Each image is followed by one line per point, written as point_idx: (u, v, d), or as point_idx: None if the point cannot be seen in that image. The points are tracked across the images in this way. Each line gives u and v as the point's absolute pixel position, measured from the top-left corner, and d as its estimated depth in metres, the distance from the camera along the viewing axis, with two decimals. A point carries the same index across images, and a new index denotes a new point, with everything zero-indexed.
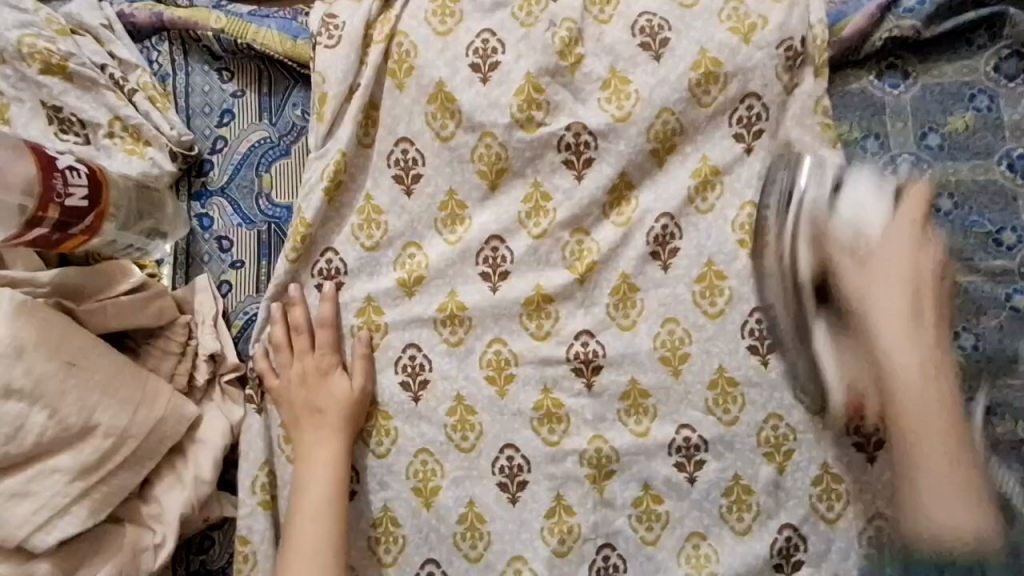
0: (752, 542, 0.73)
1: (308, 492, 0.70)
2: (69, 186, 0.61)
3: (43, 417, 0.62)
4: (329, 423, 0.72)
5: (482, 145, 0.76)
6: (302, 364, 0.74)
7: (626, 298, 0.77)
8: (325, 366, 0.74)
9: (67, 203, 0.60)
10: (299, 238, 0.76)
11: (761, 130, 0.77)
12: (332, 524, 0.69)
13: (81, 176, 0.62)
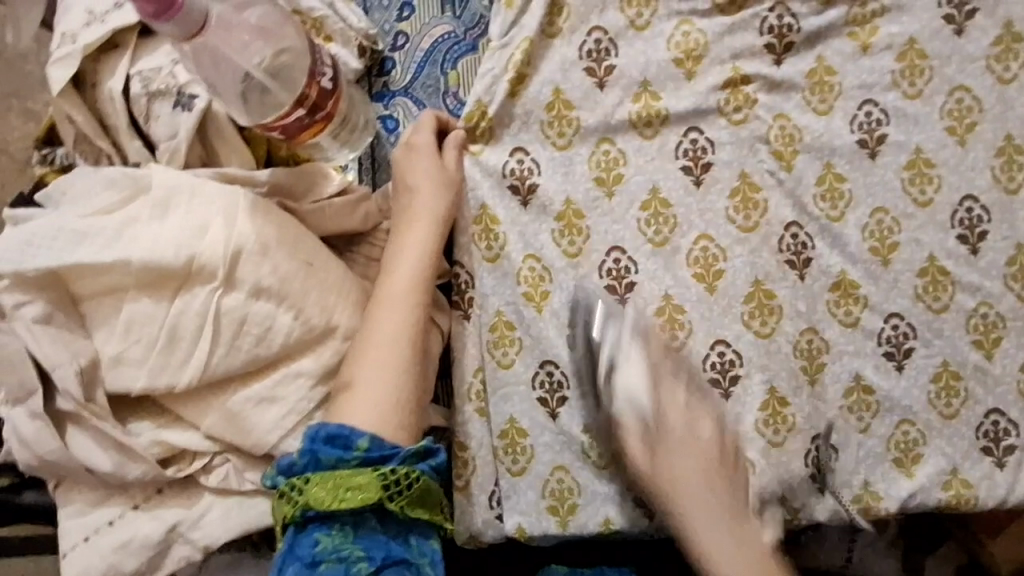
0: (958, 425, 0.75)
1: (392, 262, 0.66)
2: (322, 66, 0.59)
3: (289, 318, 0.59)
4: (411, 220, 0.68)
5: (679, 33, 0.75)
6: (421, 169, 0.70)
7: (834, 189, 0.75)
8: (411, 164, 0.70)
9: (322, 83, 0.59)
10: (484, 136, 0.75)
11: (974, 9, 0.73)
12: (415, 340, 0.63)
13: (328, 57, 0.60)
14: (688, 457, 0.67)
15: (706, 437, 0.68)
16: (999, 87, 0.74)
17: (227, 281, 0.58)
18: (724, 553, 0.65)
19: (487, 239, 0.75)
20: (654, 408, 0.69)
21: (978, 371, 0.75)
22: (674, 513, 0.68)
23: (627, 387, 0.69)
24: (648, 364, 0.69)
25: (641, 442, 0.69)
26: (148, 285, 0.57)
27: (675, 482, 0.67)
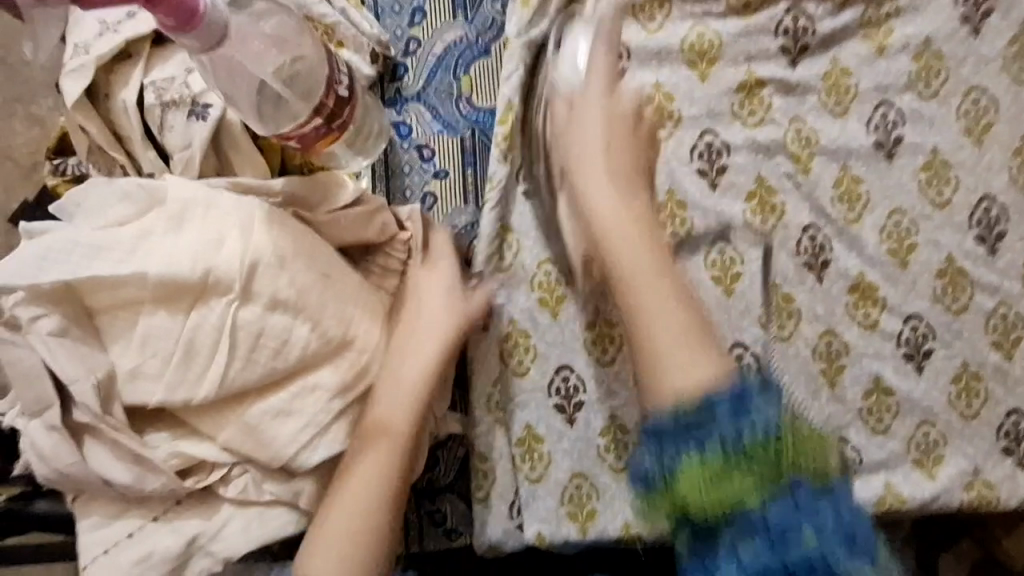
0: (979, 426, 0.75)
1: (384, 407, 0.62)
2: (338, 75, 0.59)
3: (306, 330, 0.59)
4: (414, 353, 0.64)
5: (694, 35, 0.74)
6: (437, 289, 0.67)
7: (850, 190, 0.74)
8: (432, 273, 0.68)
9: (338, 93, 0.59)
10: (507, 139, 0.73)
11: (988, 9, 0.73)
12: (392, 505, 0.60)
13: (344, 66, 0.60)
14: (600, 123, 0.68)
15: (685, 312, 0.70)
16: (1015, 87, 0.74)
17: (244, 294, 0.57)
18: (639, 250, 0.68)
19: (504, 245, 0.74)
20: (581, 96, 0.69)
21: (998, 371, 0.75)
22: (584, 191, 0.69)
23: (584, 183, 0.69)
24: (584, 85, 0.69)
25: (562, 109, 0.70)
26: (165, 296, 0.57)
27: (616, 239, 0.68)
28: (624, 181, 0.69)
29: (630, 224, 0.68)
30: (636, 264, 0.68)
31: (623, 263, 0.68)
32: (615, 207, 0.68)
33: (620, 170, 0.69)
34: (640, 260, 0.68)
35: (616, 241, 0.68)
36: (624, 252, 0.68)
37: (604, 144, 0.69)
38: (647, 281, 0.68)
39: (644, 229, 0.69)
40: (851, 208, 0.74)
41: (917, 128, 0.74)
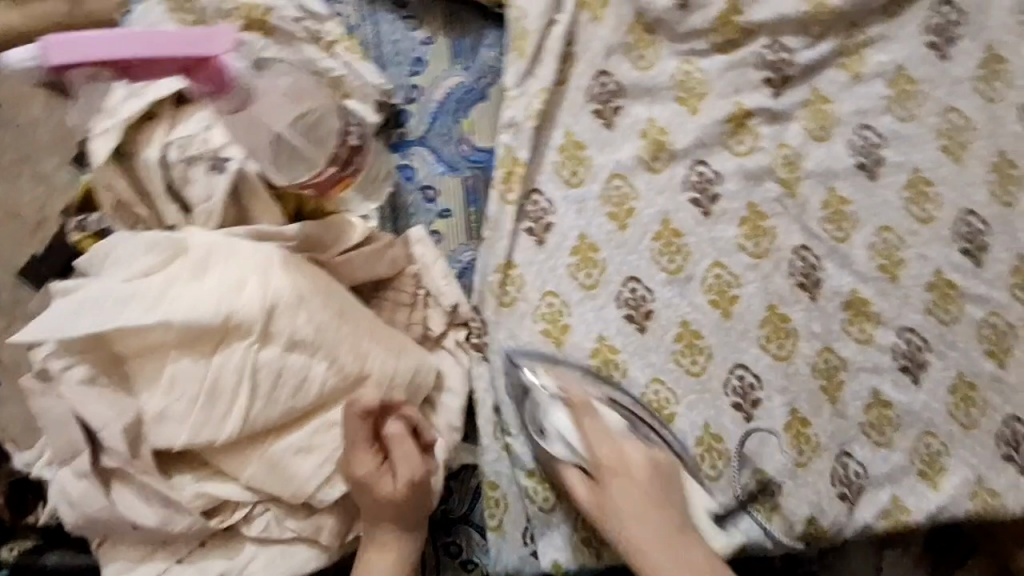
0: (979, 435, 0.76)
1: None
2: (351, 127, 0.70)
3: (315, 378, 0.60)
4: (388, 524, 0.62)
5: (681, 72, 0.78)
6: (360, 486, 0.61)
7: (839, 212, 0.78)
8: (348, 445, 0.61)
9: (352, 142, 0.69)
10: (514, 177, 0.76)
11: (956, 36, 0.78)
12: None
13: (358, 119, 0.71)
14: (624, 479, 0.71)
15: (634, 461, 0.71)
16: (987, 107, 0.78)
17: (262, 336, 0.58)
18: (648, 528, 0.69)
19: (507, 279, 0.77)
20: (615, 472, 0.71)
21: (994, 380, 0.77)
22: (624, 522, 0.70)
23: (576, 468, 0.73)
24: (591, 454, 0.72)
25: (581, 481, 0.72)
26: (188, 339, 0.57)
27: (627, 512, 0.70)
28: (652, 514, 0.70)
29: (625, 488, 0.70)
30: (619, 498, 0.70)
31: (639, 554, 0.69)
32: (654, 543, 0.69)
33: (650, 507, 0.70)
34: (648, 532, 0.69)
35: (632, 531, 0.69)
36: (644, 538, 0.69)
37: (603, 435, 0.72)
38: (672, 541, 0.69)
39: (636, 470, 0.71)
40: (840, 229, 0.78)
41: (898, 151, 0.78)
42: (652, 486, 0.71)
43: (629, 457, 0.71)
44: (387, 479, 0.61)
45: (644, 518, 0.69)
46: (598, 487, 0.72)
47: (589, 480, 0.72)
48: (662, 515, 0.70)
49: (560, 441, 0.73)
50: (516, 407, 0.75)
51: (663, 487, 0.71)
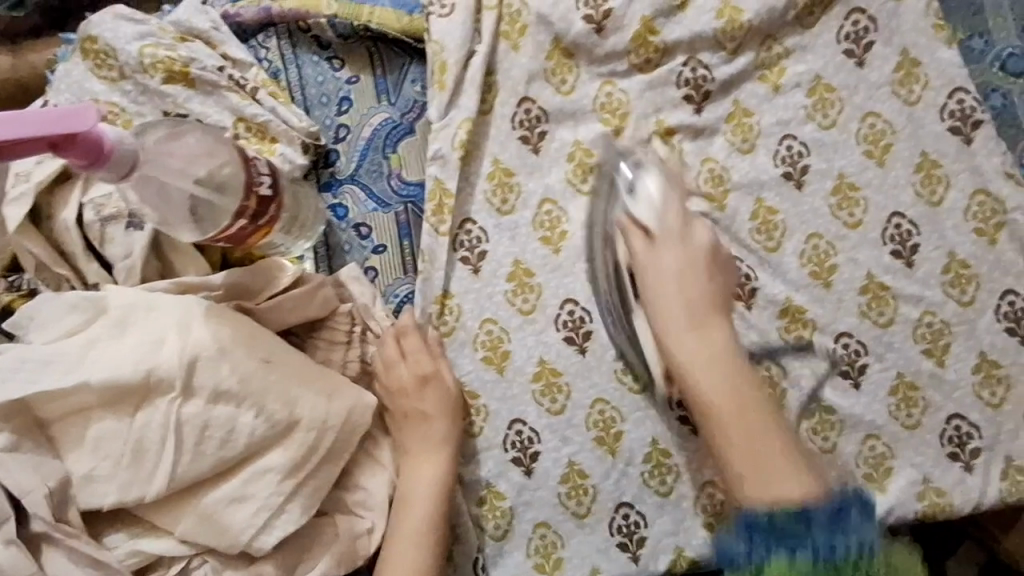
0: (923, 434, 0.77)
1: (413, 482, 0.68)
2: (259, 176, 0.63)
3: (244, 427, 0.61)
4: (432, 434, 0.70)
5: (603, 94, 0.79)
6: (420, 383, 0.71)
7: (767, 221, 0.79)
8: (410, 353, 0.72)
9: (261, 192, 0.63)
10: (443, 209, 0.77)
11: (871, 41, 0.79)
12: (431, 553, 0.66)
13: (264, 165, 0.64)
14: (691, 299, 0.70)
15: (702, 287, 0.71)
16: (907, 108, 0.79)
17: (185, 391, 0.59)
18: (687, 336, 0.70)
19: (444, 310, 0.77)
20: (665, 274, 0.70)
21: (934, 379, 0.78)
22: (671, 329, 0.70)
23: (655, 261, 0.71)
24: (659, 223, 0.72)
25: (663, 318, 0.71)
26: (112, 399, 0.58)
27: (688, 334, 0.70)
28: (723, 365, 0.70)
29: (697, 335, 0.70)
30: (710, 334, 0.70)
31: (684, 352, 0.70)
32: (717, 369, 0.69)
33: (714, 354, 0.70)
34: (704, 344, 0.70)
35: (689, 359, 0.70)
36: (704, 375, 0.70)
37: (701, 251, 0.71)
38: (732, 414, 0.69)
39: (701, 298, 0.71)
40: (769, 239, 0.79)
41: (822, 158, 0.79)
42: (717, 299, 0.71)
43: (714, 290, 0.72)
44: (441, 376, 0.72)
45: (732, 392, 0.69)
46: (683, 323, 0.71)
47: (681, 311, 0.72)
48: (745, 385, 0.70)
49: (665, 248, 0.71)
50: (610, 294, 0.77)
51: (718, 319, 0.70)
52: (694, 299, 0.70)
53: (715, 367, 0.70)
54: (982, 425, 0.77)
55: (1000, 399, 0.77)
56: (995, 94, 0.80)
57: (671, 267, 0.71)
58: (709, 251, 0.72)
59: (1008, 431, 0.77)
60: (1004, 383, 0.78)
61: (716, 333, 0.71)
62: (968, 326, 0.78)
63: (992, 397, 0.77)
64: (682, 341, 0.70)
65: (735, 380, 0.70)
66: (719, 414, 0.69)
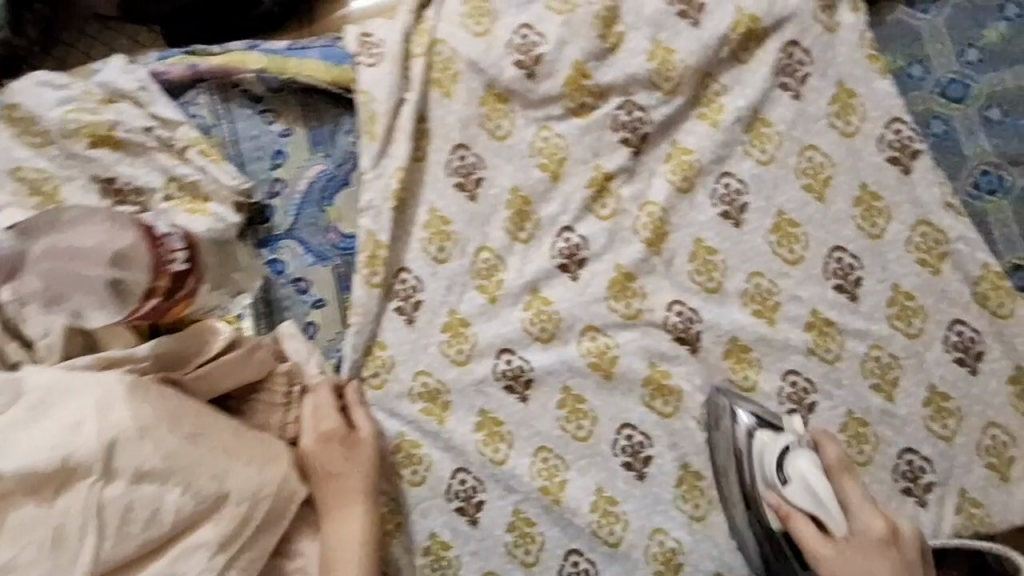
0: (873, 470, 0.76)
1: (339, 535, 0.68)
2: (172, 252, 0.61)
3: (172, 505, 0.60)
4: (349, 486, 0.71)
5: (540, 139, 0.78)
6: (324, 440, 0.72)
7: (707, 262, 0.79)
8: (315, 408, 0.73)
9: (173, 269, 0.60)
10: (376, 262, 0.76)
11: (807, 74, 0.78)
12: None
13: (179, 240, 0.61)
14: (871, 548, 0.65)
15: (870, 529, 0.66)
16: (846, 141, 0.78)
17: (107, 473, 0.58)
18: None
19: (373, 363, 0.78)
20: (844, 536, 0.67)
21: (883, 415, 0.77)
22: (856, 565, 0.65)
23: (807, 513, 0.68)
24: (835, 512, 0.67)
25: (814, 537, 0.67)
26: (28, 486, 0.56)
27: (862, 568, 0.65)
28: None
29: (868, 565, 0.65)
30: (853, 556, 0.66)
31: None
32: None
33: None
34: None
35: None
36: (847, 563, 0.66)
37: (861, 501, 0.68)
38: None
39: (871, 535, 0.66)
40: (712, 278, 0.79)
41: (762, 194, 0.79)
42: (912, 563, 0.66)
43: (898, 530, 0.67)
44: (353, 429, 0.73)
45: None
46: (844, 545, 0.66)
47: (829, 537, 0.67)
48: None
49: (801, 485, 0.68)
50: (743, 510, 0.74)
51: (894, 555, 0.65)
52: (872, 548, 0.65)
53: None
54: (934, 458, 0.76)
55: (952, 432, 0.77)
56: (935, 122, 0.79)
57: (836, 516, 0.67)
58: (844, 477, 0.69)
59: (960, 464, 0.76)
60: (955, 416, 0.77)
61: None
62: (917, 359, 0.78)
63: (943, 430, 0.77)
64: (828, 556, 0.66)
65: None
66: None
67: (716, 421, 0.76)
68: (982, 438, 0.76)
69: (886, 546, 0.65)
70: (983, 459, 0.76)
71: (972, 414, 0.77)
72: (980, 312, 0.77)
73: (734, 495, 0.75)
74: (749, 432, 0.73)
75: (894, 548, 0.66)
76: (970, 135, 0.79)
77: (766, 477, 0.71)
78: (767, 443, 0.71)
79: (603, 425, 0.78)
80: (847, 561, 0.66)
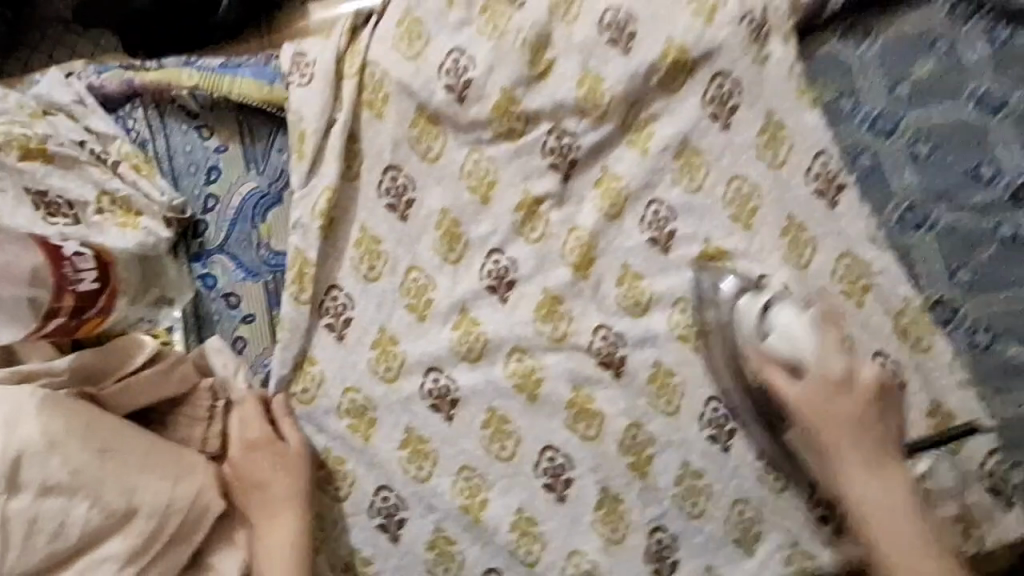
0: (791, 498, 0.77)
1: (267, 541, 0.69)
2: (80, 272, 0.68)
3: (79, 519, 0.61)
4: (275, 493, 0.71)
5: (470, 162, 0.79)
6: (249, 449, 0.73)
7: (634, 287, 0.80)
8: (241, 420, 0.74)
9: (80, 288, 0.68)
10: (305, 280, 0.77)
11: (736, 105, 0.79)
12: None
13: (88, 261, 0.69)
14: (833, 419, 0.71)
15: (861, 383, 0.71)
16: (773, 171, 0.79)
17: (11, 486, 0.59)
18: (866, 481, 0.70)
19: (304, 376, 0.78)
20: (815, 369, 0.72)
21: (804, 443, 0.77)
22: (840, 451, 0.71)
23: (788, 359, 0.73)
24: (814, 357, 0.72)
25: (783, 381, 0.73)
26: None
27: (836, 443, 0.71)
28: (875, 466, 0.71)
29: (832, 407, 0.71)
30: (835, 418, 0.71)
31: (853, 482, 0.71)
32: (876, 500, 0.70)
33: (878, 447, 0.71)
34: (871, 479, 0.70)
35: (852, 476, 0.71)
36: (845, 436, 0.71)
37: (839, 362, 0.72)
38: (883, 512, 0.69)
39: (835, 373, 0.72)
40: (638, 303, 0.80)
41: (689, 221, 0.80)
42: (883, 423, 0.71)
43: (857, 376, 0.72)
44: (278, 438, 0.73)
45: (880, 475, 0.70)
46: (814, 409, 0.72)
47: (801, 381, 0.73)
48: (879, 446, 0.71)
49: (781, 336, 0.73)
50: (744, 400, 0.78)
51: (857, 397, 0.71)
52: (850, 412, 0.71)
53: (875, 471, 0.71)
54: None
55: None
56: (863, 155, 0.80)
57: (811, 357, 0.72)
58: (835, 339, 0.73)
59: None
60: None
61: (882, 459, 0.71)
62: None
63: None
64: (843, 454, 0.71)
65: (873, 459, 0.71)
66: (863, 493, 0.70)
67: (732, 324, 0.77)
68: (901, 468, 0.76)
69: (839, 384, 0.71)
70: (902, 490, 0.76)
71: (892, 443, 0.77)
72: (903, 345, 0.78)
73: (732, 389, 0.79)
74: (746, 317, 0.75)
75: (849, 390, 0.71)
76: (903, 183, 0.80)
77: (734, 395, 0.78)
78: (748, 308, 0.76)
79: (526, 446, 0.79)
80: (813, 407, 0.72)
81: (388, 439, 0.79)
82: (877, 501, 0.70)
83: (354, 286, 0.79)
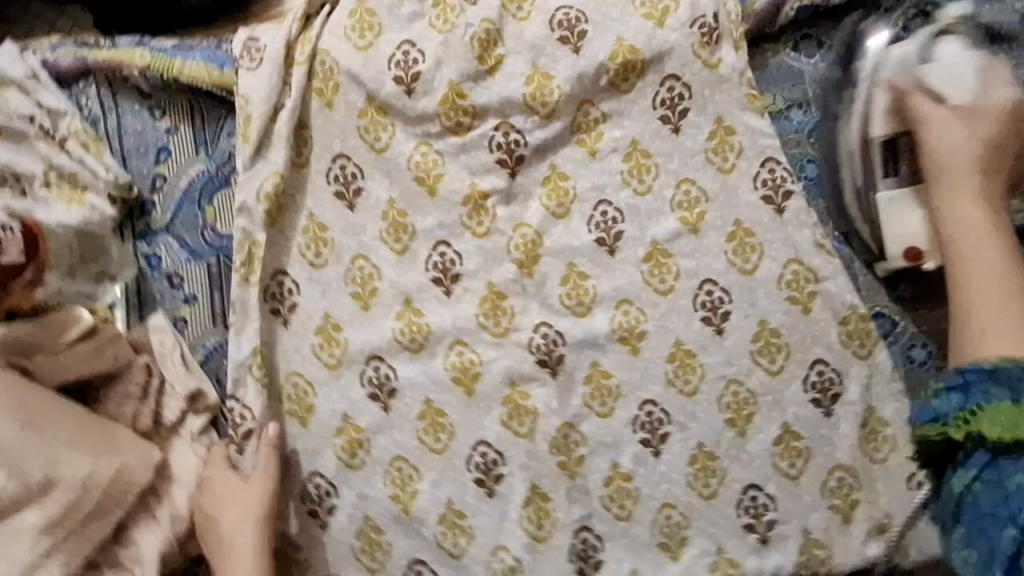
0: (718, 505, 0.78)
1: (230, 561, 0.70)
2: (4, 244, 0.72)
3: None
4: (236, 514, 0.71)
5: (418, 154, 0.79)
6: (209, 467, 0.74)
7: (578, 286, 0.79)
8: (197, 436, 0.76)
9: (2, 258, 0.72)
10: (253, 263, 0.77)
11: (686, 109, 0.79)
12: None
13: (13, 232, 0.72)
14: (953, 118, 0.73)
15: (997, 98, 0.73)
16: (721, 177, 0.79)
17: None
18: (975, 207, 0.72)
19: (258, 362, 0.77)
20: (954, 104, 0.73)
21: (733, 449, 0.79)
22: (931, 131, 0.74)
23: (937, 75, 0.74)
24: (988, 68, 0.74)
25: (929, 104, 0.74)
26: None
27: (968, 137, 0.72)
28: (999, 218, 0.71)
29: (958, 125, 0.73)
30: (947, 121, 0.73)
31: (957, 201, 0.72)
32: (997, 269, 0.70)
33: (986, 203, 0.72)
34: (963, 172, 0.73)
35: (955, 199, 0.72)
36: (959, 136, 0.73)
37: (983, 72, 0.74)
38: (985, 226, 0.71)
39: (994, 107, 0.73)
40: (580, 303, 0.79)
41: (635, 223, 0.80)
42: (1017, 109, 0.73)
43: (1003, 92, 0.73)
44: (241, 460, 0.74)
45: (981, 219, 0.71)
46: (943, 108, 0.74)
47: (941, 104, 0.74)
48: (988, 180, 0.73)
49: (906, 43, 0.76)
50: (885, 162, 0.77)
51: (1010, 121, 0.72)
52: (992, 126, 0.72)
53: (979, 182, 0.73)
54: (778, 497, 0.78)
55: (800, 470, 0.79)
56: (808, 164, 0.81)
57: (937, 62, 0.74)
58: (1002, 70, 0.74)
59: (804, 505, 0.78)
60: (803, 456, 0.79)
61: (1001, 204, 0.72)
62: (775, 397, 0.79)
63: (790, 468, 0.79)
64: (962, 208, 0.72)
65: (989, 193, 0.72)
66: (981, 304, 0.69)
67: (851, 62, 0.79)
68: (828, 480, 0.79)
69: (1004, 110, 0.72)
70: (827, 503, 0.79)
71: (820, 454, 0.79)
72: (842, 352, 0.79)
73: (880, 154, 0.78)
74: (869, 28, 0.79)
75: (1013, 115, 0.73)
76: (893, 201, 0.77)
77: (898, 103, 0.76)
78: (883, 59, 0.77)
79: (461, 441, 0.78)
80: (973, 188, 0.72)
81: (327, 425, 0.78)
82: (959, 254, 0.71)
83: (302, 272, 0.79)
